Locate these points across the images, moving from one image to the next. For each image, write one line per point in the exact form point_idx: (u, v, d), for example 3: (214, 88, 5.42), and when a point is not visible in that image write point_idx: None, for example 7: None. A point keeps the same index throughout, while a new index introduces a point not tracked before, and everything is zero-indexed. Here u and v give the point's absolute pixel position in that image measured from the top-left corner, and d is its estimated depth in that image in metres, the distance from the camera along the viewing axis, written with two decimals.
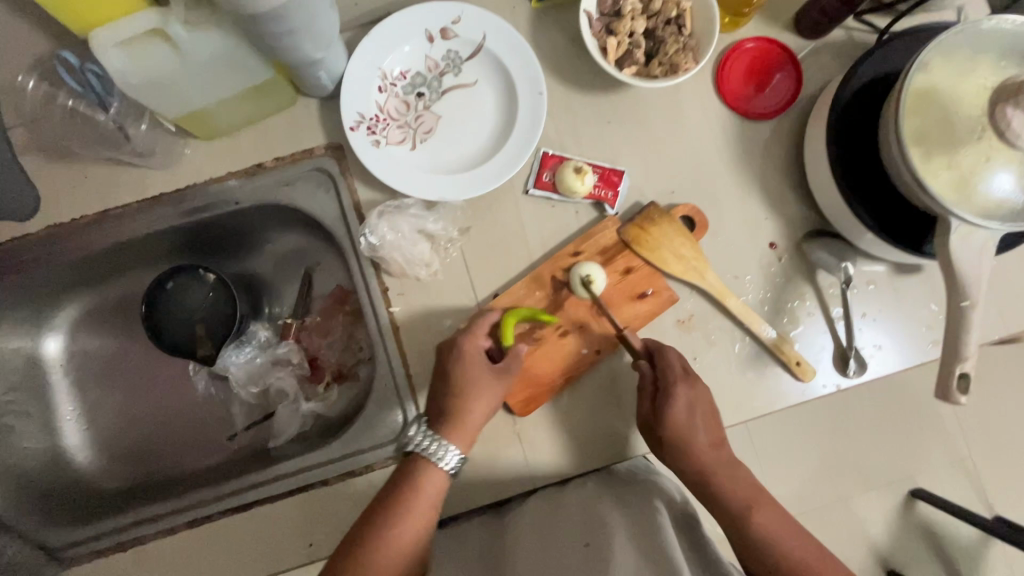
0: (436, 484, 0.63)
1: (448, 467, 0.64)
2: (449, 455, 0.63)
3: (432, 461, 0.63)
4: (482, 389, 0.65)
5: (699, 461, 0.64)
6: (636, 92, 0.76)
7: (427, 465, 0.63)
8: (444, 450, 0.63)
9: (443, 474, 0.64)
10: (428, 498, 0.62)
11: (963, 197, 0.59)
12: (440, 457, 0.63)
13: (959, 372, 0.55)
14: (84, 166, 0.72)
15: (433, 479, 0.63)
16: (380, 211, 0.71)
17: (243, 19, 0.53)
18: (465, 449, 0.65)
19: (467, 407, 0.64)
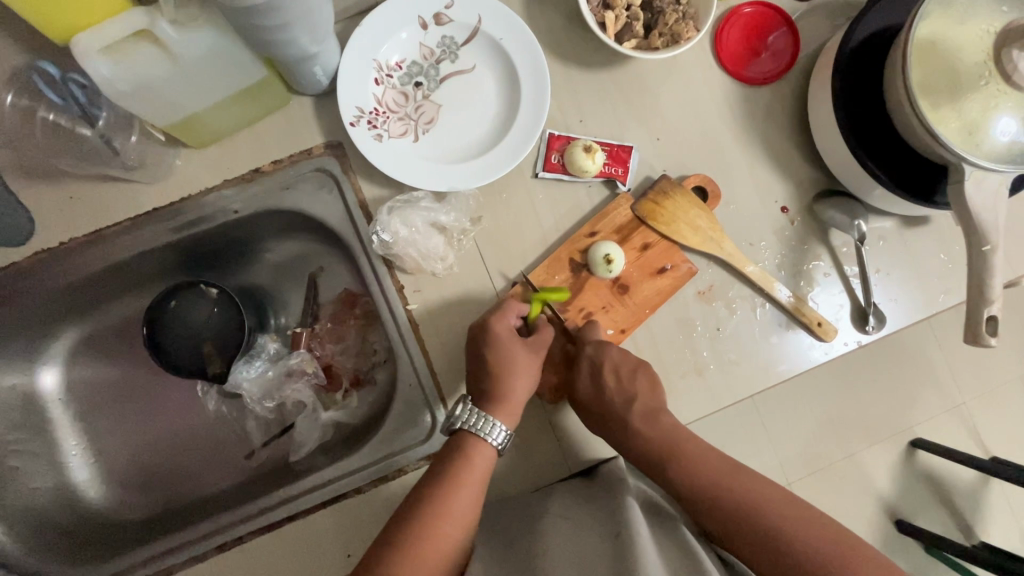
0: (484, 460, 0.62)
1: (496, 443, 0.62)
2: (495, 430, 0.62)
3: (480, 438, 0.62)
4: (520, 363, 0.64)
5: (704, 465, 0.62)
6: (637, 65, 0.75)
7: (475, 443, 0.62)
8: (491, 426, 0.62)
9: (491, 448, 0.62)
10: (478, 473, 0.61)
11: (973, 143, 0.60)
12: (488, 434, 0.62)
13: (986, 315, 0.57)
14: (69, 186, 0.68)
15: (481, 455, 0.62)
16: (390, 207, 0.68)
17: (237, 12, 0.50)
18: (511, 424, 0.64)
19: (512, 384, 0.63)
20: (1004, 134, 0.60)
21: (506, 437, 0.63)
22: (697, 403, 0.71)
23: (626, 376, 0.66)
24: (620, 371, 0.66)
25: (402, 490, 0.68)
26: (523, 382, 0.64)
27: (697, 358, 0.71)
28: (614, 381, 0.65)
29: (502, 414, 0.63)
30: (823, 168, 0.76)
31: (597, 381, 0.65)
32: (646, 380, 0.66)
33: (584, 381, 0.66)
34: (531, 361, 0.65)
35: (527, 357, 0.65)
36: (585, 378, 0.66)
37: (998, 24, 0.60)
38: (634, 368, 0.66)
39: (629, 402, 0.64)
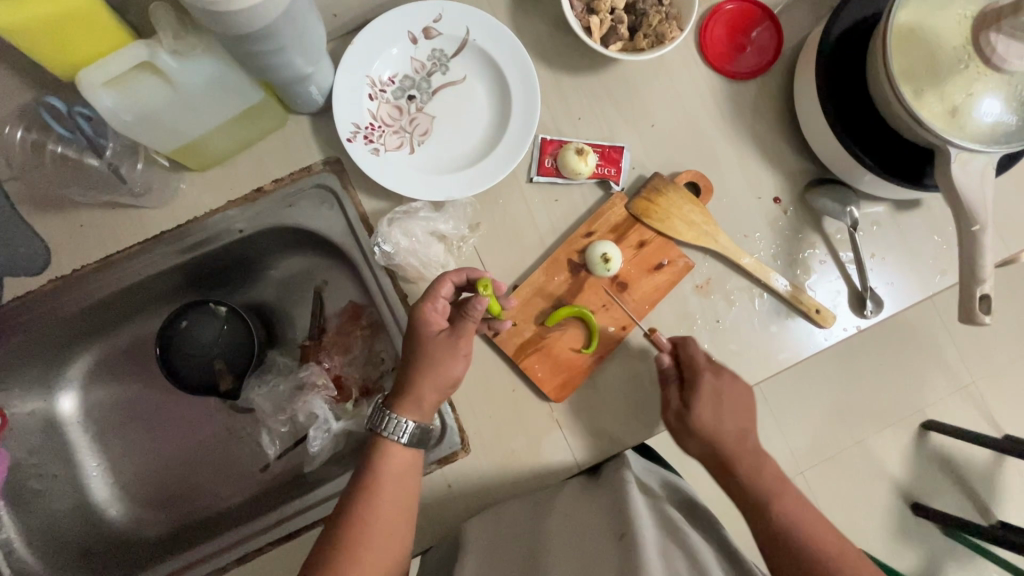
0: (401, 459, 0.60)
1: (403, 438, 0.60)
2: (395, 426, 0.59)
3: (387, 437, 0.59)
4: (434, 351, 0.61)
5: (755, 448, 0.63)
6: (624, 67, 0.76)
7: (384, 444, 0.59)
8: (391, 423, 0.59)
9: (402, 445, 0.60)
10: (395, 474, 0.59)
11: (957, 125, 0.61)
12: (393, 431, 0.59)
13: (979, 294, 0.57)
14: (79, 215, 0.70)
15: (394, 456, 0.59)
16: (390, 218, 0.70)
17: (234, 39, 0.52)
18: (417, 416, 0.61)
19: (422, 378, 0.60)
20: (988, 115, 0.61)
21: (408, 426, 0.60)
22: None
23: (743, 406, 0.66)
24: (736, 405, 0.65)
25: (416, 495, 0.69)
26: (433, 376, 0.60)
27: None
28: (731, 412, 0.65)
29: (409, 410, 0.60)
30: (813, 158, 0.77)
31: (715, 411, 0.65)
32: (747, 405, 0.66)
33: (701, 404, 0.64)
34: (447, 354, 0.61)
35: (442, 349, 0.61)
36: (705, 404, 0.64)
37: (974, 8, 0.62)
38: (742, 396, 0.66)
39: (742, 434, 0.64)
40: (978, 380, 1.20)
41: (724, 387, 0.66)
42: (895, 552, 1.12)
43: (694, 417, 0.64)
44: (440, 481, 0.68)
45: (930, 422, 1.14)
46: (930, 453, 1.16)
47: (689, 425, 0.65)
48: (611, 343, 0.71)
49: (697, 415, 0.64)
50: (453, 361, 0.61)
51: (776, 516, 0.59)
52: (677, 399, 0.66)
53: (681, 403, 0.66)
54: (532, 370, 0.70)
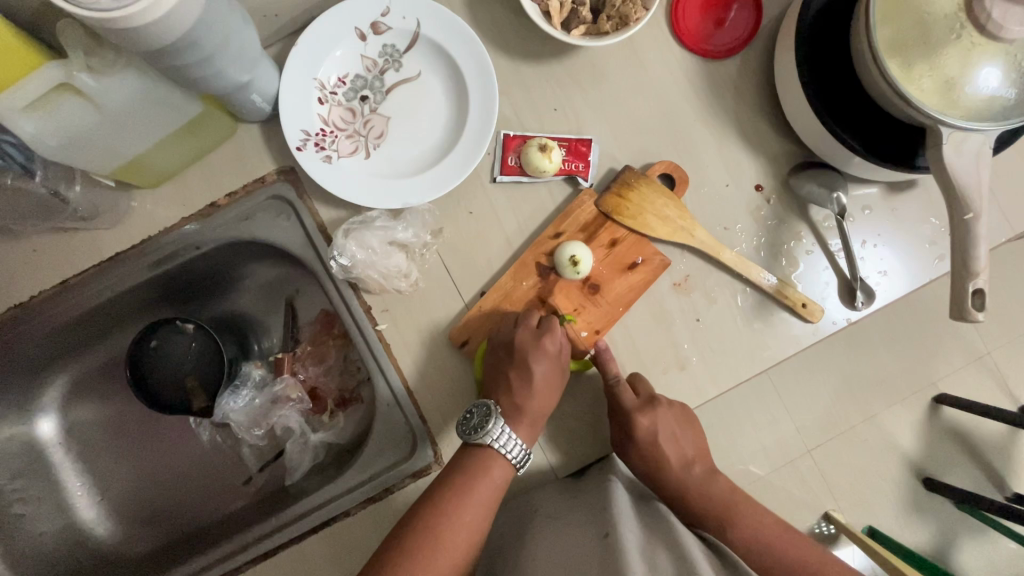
0: (500, 473, 0.58)
1: (515, 461, 0.59)
2: (514, 445, 0.59)
3: (498, 452, 0.58)
4: (546, 371, 0.63)
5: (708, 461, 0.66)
6: (590, 52, 0.71)
7: (493, 458, 0.58)
8: (510, 442, 0.59)
9: (508, 464, 0.59)
10: (491, 485, 0.57)
11: (949, 102, 0.55)
12: (508, 450, 0.59)
13: (972, 289, 0.53)
14: (32, 240, 0.68)
15: (501, 470, 0.58)
16: (345, 230, 0.67)
17: (151, 56, 0.49)
18: (528, 440, 0.61)
19: (531, 403, 0.62)
20: (985, 88, 0.55)
21: (524, 454, 0.60)
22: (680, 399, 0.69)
23: (687, 436, 0.65)
24: (682, 432, 0.65)
25: (389, 510, 0.68)
26: (543, 394, 0.62)
27: (678, 352, 0.69)
28: (670, 445, 0.64)
29: (523, 428, 0.61)
30: (797, 140, 0.72)
31: (655, 447, 0.64)
32: (691, 426, 0.66)
33: (643, 441, 0.64)
34: (533, 376, 0.62)
35: (523, 370, 0.62)
36: (644, 444, 0.64)
37: None
38: (681, 420, 0.66)
39: (689, 462, 0.65)
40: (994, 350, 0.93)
41: (660, 429, 0.64)
42: (904, 528, 0.90)
43: (636, 453, 0.65)
44: (413, 491, 0.68)
45: (940, 396, 0.90)
46: None
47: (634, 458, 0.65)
48: (584, 348, 0.68)
49: (638, 449, 0.64)
50: (550, 379, 0.63)
51: (736, 537, 0.61)
52: (617, 435, 0.66)
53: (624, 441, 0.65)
54: None
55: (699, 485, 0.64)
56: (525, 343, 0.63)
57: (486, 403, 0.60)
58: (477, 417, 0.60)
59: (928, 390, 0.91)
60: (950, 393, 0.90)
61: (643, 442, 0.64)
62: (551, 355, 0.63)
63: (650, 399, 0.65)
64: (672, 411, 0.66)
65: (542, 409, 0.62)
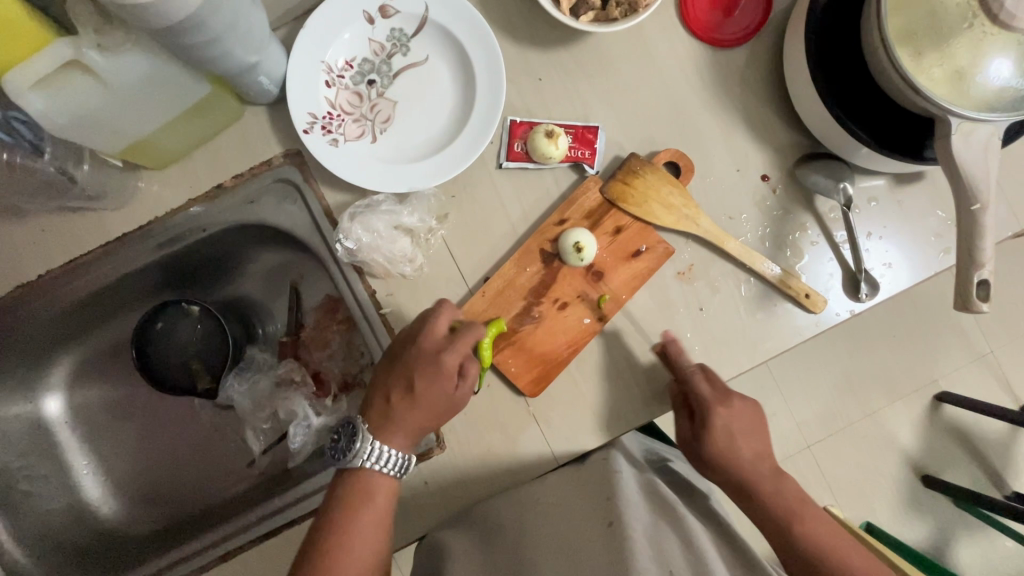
0: (378, 487, 0.57)
1: (395, 471, 0.57)
2: (390, 457, 0.57)
3: (372, 470, 0.57)
4: (431, 389, 0.58)
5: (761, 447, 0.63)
6: (599, 39, 0.71)
7: (365, 476, 0.56)
8: (383, 454, 0.57)
9: (389, 477, 0.57)
10: (376, 504, 0.56)
11: (960, 92, 0.55)
12: (382, 465, 0.57)
13: (978, 280, 0.53)
14: (37, 220, 0.68)
15: (381, 489, 0.57)
16: (351, 213, 0.67)
17: (160, 34, 0.49)
18: (405, 446, 0.58)
19: (410, 415, 0.58)
20: (996, 79, 0.55)
21: (404, 461, 0.58)
22: None
23: (757, 438, 0.63)
24: (751, 431, 0.63)
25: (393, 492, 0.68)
26: (421, 410, 0.58)
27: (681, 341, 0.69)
28: (741, 441, 0.62)
29: (397, 439, 0.58)
30: (805, 130, 0.71)
31: (728, 443, 0.62)
32: (761, 428, 0.64)
33: (717, 436, 0.62)
34: (419, 389, 0.58)
35: (410, 383, 0.58)
36: (716, 438, 0.62)
37: None
38: (753, 419, 0.64)
39: (758, 459, 0.62)
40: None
41: (733, 421, 0.62)
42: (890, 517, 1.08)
43: (701, 444, 0.63)
44: (416, 478, 0.66)
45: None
46: (942, 425, 1.11)
47: (704, 451, 0.63)
48: (586, 335, 0.68)
49: (713, 442, 0.62)
50: (434, 395, 0.58)
51: (801, 538, 0.58)
52: (688, 425, 0.64)
53: (690, 433, 0.64)
54: (504, 363, 0.67)
55: (769, 484, 0.61)
56: (422, 352, 0.59)
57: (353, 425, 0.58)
58: (344, 438, 0.58)
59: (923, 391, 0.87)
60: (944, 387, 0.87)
61: (718, 432, 0.62)
62: (445, 372, 0.58)
63: (728, 392, 0.64)
64: (732, 417, 0.62)
65: (423, 420, 0.58)
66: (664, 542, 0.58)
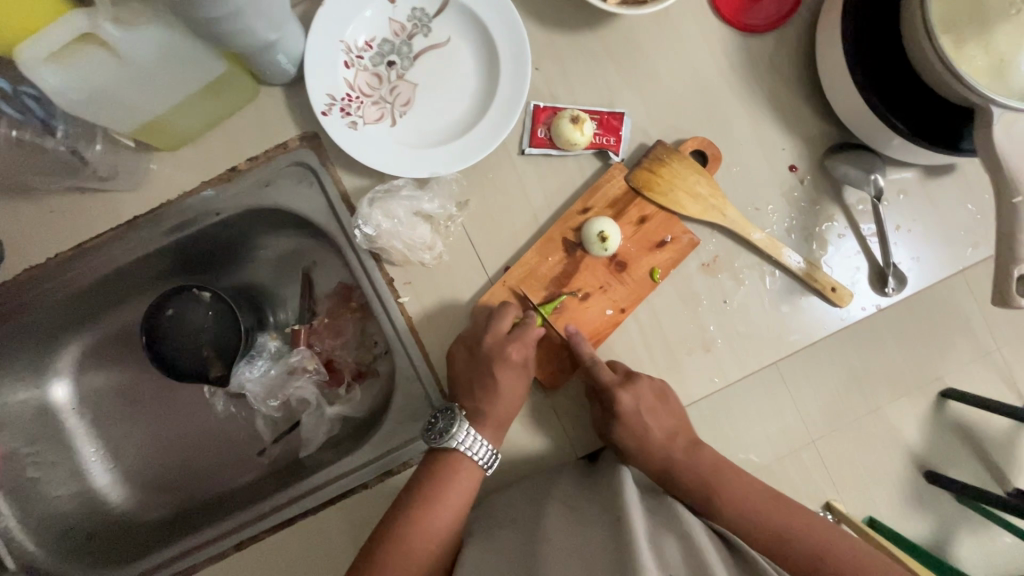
0: (466, 474, 0.61)
1: (482, 462, 0.61)
2: (480, 446, 0.61)
3: (465, 454, 0.61)
4: (511, 382, 0.63)
5: (666, 420, 0.63)
6: (626, 22, 0.69)
7: (457, 462, 0.60)
8: (477, 444, 0.61)
9: (476, 467, 0.61)
10: (461, 489, 0.60)
11: (1002, 82, 0.54)
12: (474, 452, 0.61)
13: (1016, 274, 0.51)
14: (48, 200, 0.66)
15: (468, 476, 0.61)
16: (371, 198, 0.65)
17: (177, 5, 0.47)
18: (495, 441, 0.63)
19: (497, 408, 0.62)
20: None
21: (491, 454, 0.62)
22: (704, 380, 0.68)
23: (661, 415, 0.63)
24: (664, 409, 0.64)
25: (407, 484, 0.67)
26: (508, 401, 0.63)
27: (704, 333, 0.68)
28: (652, 420, 0.63)
29: (487, 430, 0.62)
30: (835, 120, 0.70)
31: (638, 424, 0.62)
32: (667, 402, 0.64)
33: (621, 421, 0.62)
34: (497, 387, 0.62)
35: (487, 377, 0.62)
36: (625, 424, 0.62)
37: None
38: (657, 398, 0.64)
39: (670, 439, 0.63)
40: (1002, 347, 0.83)
41: (641, 402, 0.62)
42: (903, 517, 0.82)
43: (629, 440, 0.63)
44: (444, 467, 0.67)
45: (948, 392, 0.81)
46: None
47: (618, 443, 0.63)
48: (608, 326, 0.66)
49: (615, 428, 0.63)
50: (513, 385, 0.63)
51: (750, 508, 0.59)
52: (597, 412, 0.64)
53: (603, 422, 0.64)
54: None
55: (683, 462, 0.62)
56: (491, 352, 0.62)
57: (452, 410, 0.62)
58: (442, 422, 0.62)
59: (934, 387, 0.81)
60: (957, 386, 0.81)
61: (626, 419, 0.62)
62: (516, 365, 0.63)
63: (627, 375, 0.64)
64: (636, 400, 0.62)
65: (509, 410, 0.63)
66: None
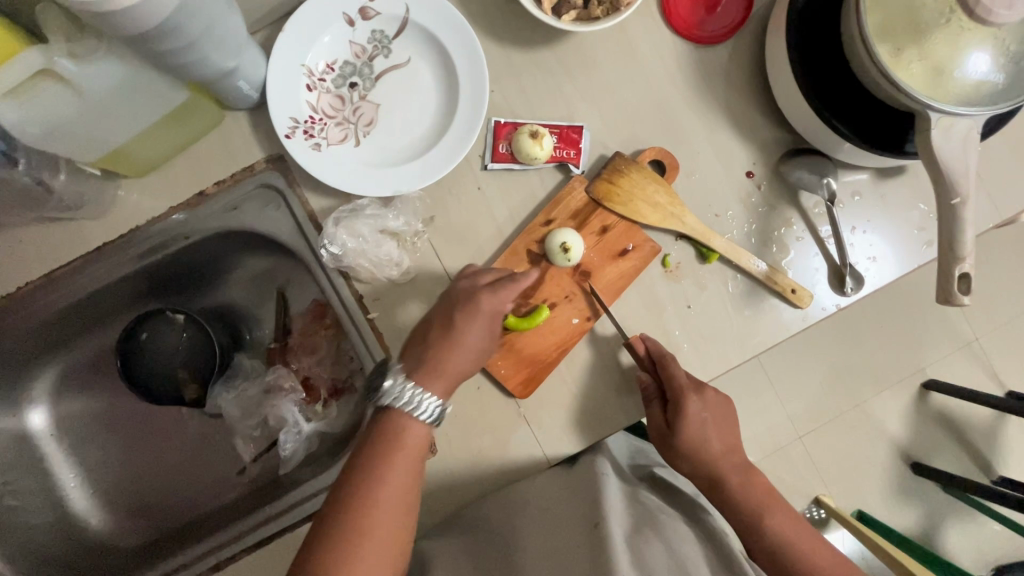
0: (416, 433, 0.56)
1: (427, 417, 0.56)
2: (423, 402, 0.56)
3: (408, 413, 0.55)
4: (473, 329, 0.59)
5: (724, 428, 0.64)
6: (583, 39, 0.71)
7: (402, 419, 0.55)
8: (417, 398, 0.55)
9: (422, 425, 0.56)
10: (410, 452, 0.55)
11: (939, 88, 0.56)
12: (415, 408, 0.55)
13: (959, 273, 0.53)
14: (16, 231, 0.67)
15: (414, 434, 0.55)
16: (335, 218, 0.66)
17: (133, 41, 0.48)
18: (442, 396, 0.57)
19: (455, 352, 0.58)
20: (974, 72, 0.55)
21: (438, 408, 0.56)
22: None
23: (725, 427, 0.64)
24: (715, 421, 0.63)
25: None
26: (466, 350, 0.58)
27: (669, 339, 0.70)
28: (713, 431, 0.63)
29: (438, 381, 0.57)
30: (789, 126, 0.72)
31: (700, 431, 0.62)
32: (731, 416, 0.65)
33: (688, 426, 0.62)
34: (458, 329, 0.58)
35: (450, 322, 0.59)
36: (690, 426, 0.62)
37: None
38: (722, 408, 0.64)
39: (726, 449, 0.63)
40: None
41: (708, 410, 0.63)
42: None
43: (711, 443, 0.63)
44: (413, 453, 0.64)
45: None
46: (929, 413, 1.12)
47: (676, 442, 0.63)
48: (576, 335, 0.68)
49: (682, 432, 0.62)
50: (470, 339, 0.59)
51: (766, 530, 0.60)
52: (662, 417, 0.64)
53: (665, 423, 0.64)
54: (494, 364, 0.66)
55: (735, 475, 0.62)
56: (461, 292, 0.60)
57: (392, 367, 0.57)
58: (379, 381, 0.57)
59: None
60: None
61: (689, 428, 0.62)
62: (482, 308, 0.59)
63: (700, 382, 0.65)
64: (702, 404, 0.63)
65: (463, 364, 0.58)
66: (652, 545, 0.58)
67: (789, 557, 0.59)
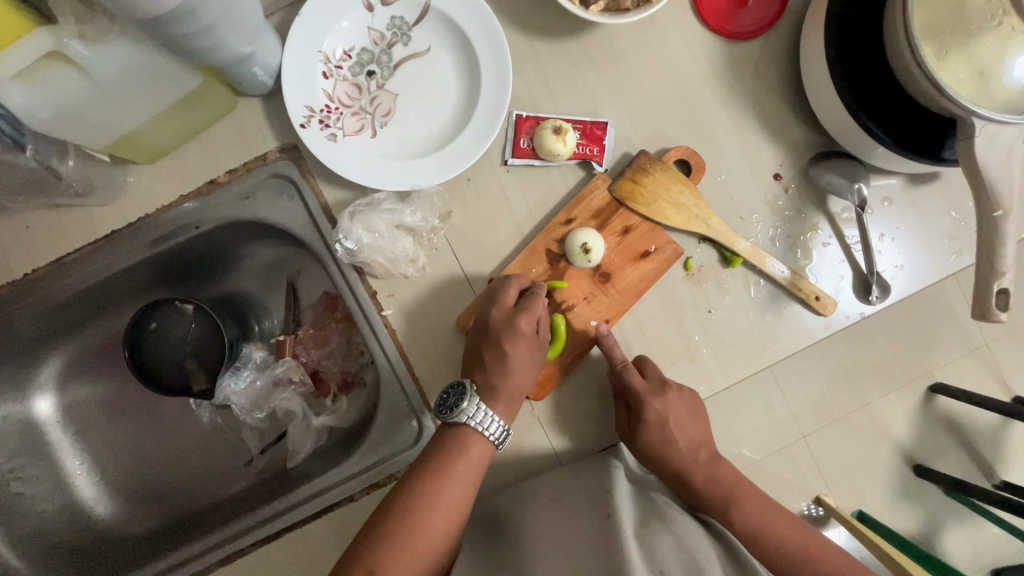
0: (477, 450, 0.59)
1: (493, 438, 0.59)
2: (492, 423, 0.59)
3: (475, 430, 0.59)
4: (526, 359, 0.61)
5: (692, 425, 0.63)
6: (610, 30, 0.68)
7: (468, 437, 0.59)
8: (487, 419, 0.59)
9: (487, 444, 0.60)
10: (469, 465, 0.58)
11: (983, 93, 0.53)
12: (485, 428, 0.59)
13: (997, 288, 0.52)
14: (23, 216, 0.66)
15: (479, 450, 0.59)
16: (352, 212, 0.64)
17: (147, 26, 0.46)
18: (507, 419, 0.61)
19: (509, 382, 0.60)
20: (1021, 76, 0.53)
21: (503, 432, 0.60)
22: None
23: (692, 426, 0.63)
24: (680, 422, 0.63)
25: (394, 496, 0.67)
26: (520, 375, 0.61)
27: (688, 343, 0.68)
28: (680, 432, 0.62)
29: (500, 406, 0.61)
30: (820, 128, 0.69)
31: (665, 433, 0.62)
32: (698, 413, 0.64)
33: (648, 429, 0.62)
34: (508, 358, 0.60)
35: (500, 351, 0.60)
36: (652, 429, 0.62)
37: None
38: (689, 407, 0.64)
39: (695, 447, 0.62)
40: (992, 339, 0.73)
41: (670, 413, 0.62)
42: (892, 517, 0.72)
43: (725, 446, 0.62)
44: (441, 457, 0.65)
45: (936, 385, 0.71)
46: None
47: (641, 447, 0.63)
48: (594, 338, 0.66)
49: (643, 435, 0.62)
50: (529, 355, 0.61)
51: (771, 536, 0.59)
52: (625, 418, 0.64)
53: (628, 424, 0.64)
54: None
55: (709, 477, 0.62)
56: (501, 322, 0.61)
57: (461, 382, 0.61)
58: (453, 397, 0.60)
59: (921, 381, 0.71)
60: (945, 380, 0.71)
61: (653, 427, 0.62)
62: (527, 335, 0.61)
63: (661, 382, 0.63)
64: (664, 407, 0.62)
65: (523, 385, 0.61)
66: None
67: (765, 542, 0.59)
